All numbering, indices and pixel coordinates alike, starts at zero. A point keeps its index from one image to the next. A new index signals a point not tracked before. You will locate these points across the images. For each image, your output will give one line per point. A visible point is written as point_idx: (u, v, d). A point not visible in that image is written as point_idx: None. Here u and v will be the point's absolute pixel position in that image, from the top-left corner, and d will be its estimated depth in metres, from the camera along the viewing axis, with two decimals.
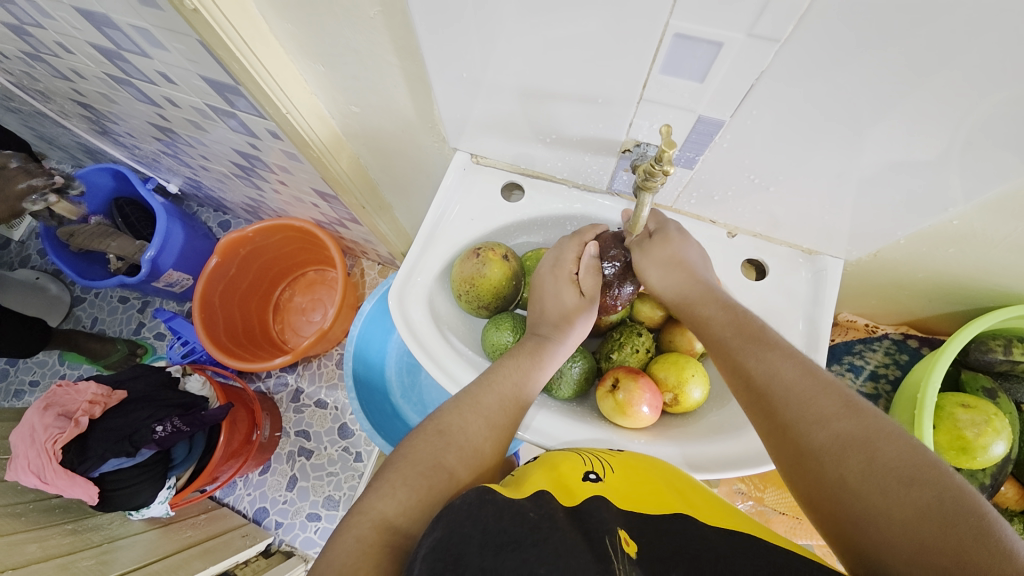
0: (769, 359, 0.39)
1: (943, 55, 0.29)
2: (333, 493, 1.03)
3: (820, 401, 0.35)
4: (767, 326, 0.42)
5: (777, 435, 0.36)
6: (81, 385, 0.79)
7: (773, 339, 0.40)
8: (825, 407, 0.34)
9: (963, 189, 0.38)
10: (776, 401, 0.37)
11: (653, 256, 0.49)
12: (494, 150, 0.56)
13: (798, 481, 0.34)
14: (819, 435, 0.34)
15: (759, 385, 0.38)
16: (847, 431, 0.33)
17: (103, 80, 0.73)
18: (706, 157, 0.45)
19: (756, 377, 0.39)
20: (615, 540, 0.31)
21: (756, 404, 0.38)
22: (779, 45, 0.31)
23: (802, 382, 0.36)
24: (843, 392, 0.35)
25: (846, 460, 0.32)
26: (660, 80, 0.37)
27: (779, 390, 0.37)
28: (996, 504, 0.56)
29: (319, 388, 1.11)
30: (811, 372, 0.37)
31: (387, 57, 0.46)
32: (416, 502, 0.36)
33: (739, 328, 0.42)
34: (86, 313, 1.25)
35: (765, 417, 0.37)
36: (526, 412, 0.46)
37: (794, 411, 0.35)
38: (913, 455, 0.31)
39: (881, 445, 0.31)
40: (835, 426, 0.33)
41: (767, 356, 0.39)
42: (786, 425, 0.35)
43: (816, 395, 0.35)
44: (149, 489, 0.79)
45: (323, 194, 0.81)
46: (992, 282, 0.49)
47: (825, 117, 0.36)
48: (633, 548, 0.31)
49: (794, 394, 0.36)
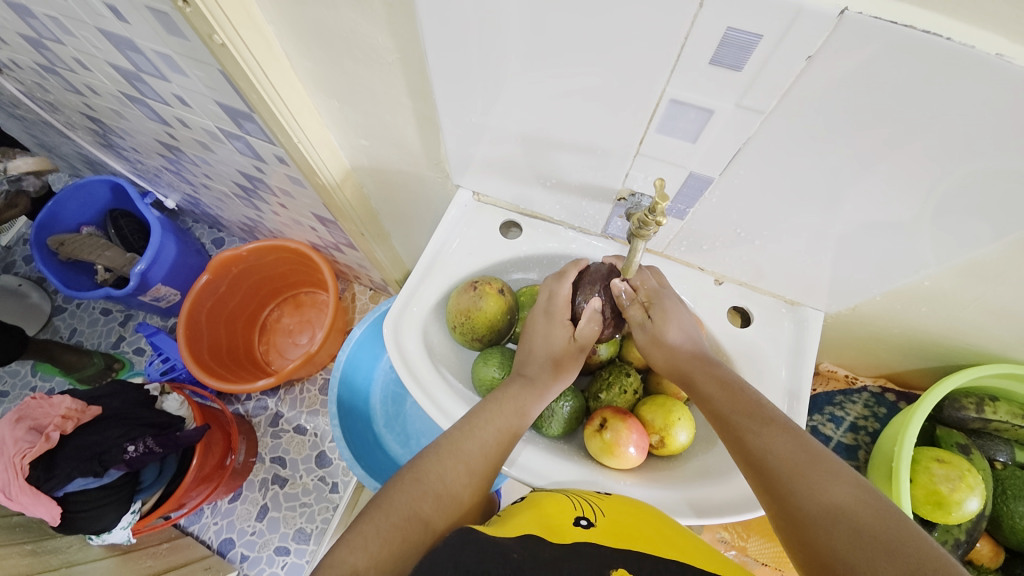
0: (758, 425, 0.39)
1: (910, 135, 0.33)
2: (305, 526, 0.99)
3: (810, 472, 0.35)
4: (761, 396, 0.42)
5: (772, 504, 0.36)
6: (56, 398, 0.77)
7: (762, 405, 0.41)
8: (815, 478, 0.35)
9: (934, 252, 0.41)
10: (768, 471, 0.37)
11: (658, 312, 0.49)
12: (495, 190, 0.58)
13: (798, 553, 0.34)
14: (812, 503, 0.34)
15: (754, 452, 0.38)
16: (839, 504, 0.33)
17: (117, 97, 0.75)
18: (696, 210, 0.47)
19: (747, 447, 0.39)
20: None
21: (750, 473, 0.38)
22: (764, 116, 0.34)
23: (791, 452, 0.37)
24: (832, 463, 0.36)
25: (840, 533, 0.32)
26: (655, 138, 0.40)
27: (771, 459, 0.37)
28: (971, 560, 0.56)
29: (300, 413, 1.09)
30: (804, 443, 0.37)
31: (402, 98, 0.49)
32: (386, 555, 0.35)
33: (731, 396, 0.42)
34: (65, 324, 1.22)
35: (760, 488, 0.37)
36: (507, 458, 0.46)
37: (786, 479, 0.36)
38: (900, 532, 0.31)
39: (871, 519, 0.32)
40: (827, 498, 0.34)
41: (758, 426, 0.39)
42: (779, 495, 0.36)
43: (806, 466, 0.36)
44: (114, 512, 0.75)
45: (323, 220, 0.83)
46: (966, 342, 0.52)
47: (806, 179, 0.39)
48: None
49: (783, 464, 0.36)
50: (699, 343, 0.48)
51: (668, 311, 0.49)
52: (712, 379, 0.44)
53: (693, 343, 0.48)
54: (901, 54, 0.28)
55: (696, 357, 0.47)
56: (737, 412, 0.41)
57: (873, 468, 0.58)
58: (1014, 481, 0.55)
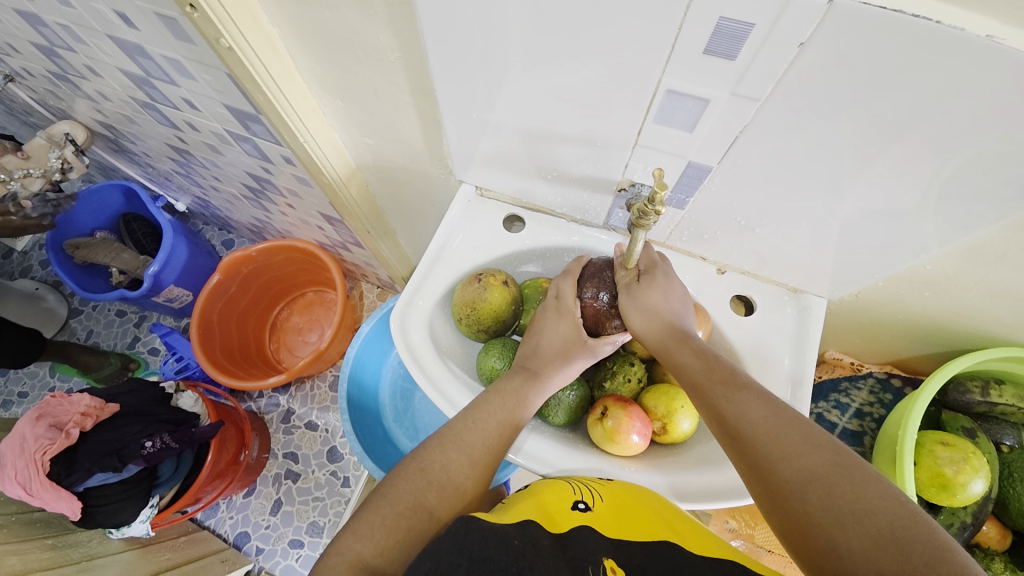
0: (734, 395, 0.40)
1: (906, 118, 0.33)
2: (318, 519, 1.01)
3: (784, 439, 0.36)
4: (735, 364, 0.43)
5: (750, 472, 0.37)
6: (75, 396, 0.79)
7: (737, 376, 0.42)
8: (788, 443, 0.36)
9: (933, 234, 0.41)
10: (744, 441, 0.38)
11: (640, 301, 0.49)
12: (497, 184, 0.59)
13: (776, 515, 0.35)
14: (786, 468, 0.35)
15: (730, 420, 0.39)
16: (810, 467, 0.34)
17: (128, 103, 0.77)
18: (696, 200, 0.48)
19: (725, 417, 0.40)
20: (598, 569, 0.32)
21: (728, 441, 0.39)
22: (760, 104, 0.35)
23: (766, 419, 0.38)
24: (805, 427, 0.37)
25: (813, 495, 0.33)
26: (653, 128, 0.40)
27: (746, 428, 0.38)
28: (979, 544, 0.57)
29: (311, 409, 1.11)
30: (776, 408, 0.38)
31: (404, 96, 0.50)
32: (392, 543, 0.37)
33: (707, 366, 0.43)
34: (81, 326, 1.26)
35: (737, 455, 0.39)
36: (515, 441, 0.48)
37: (760, 444, 0.37)
38: (871, 488, 0.32)
39: (842, 478, 0.33)
40: (799, 460, 0.35)
41: (733, 396, 0.40)
42: (756, 461, 0.37)
43: (781, 433, 0.37)
44: (132, 507, 0.77)
45: (329, 218, 0.84)
46: (971, 326, 0.52)
47: (803, 166, 0.39)
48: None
49: (759, 432, 0.37)
50: (683, 318, 0.48)
51: (659, 280, 0.49)
52: (687, 350, 0.45)
53: (675, 317, 0.48)
54: (895, 40, 0.28)
55: (676, 334, 0.46)
56: (713, 383, 0.42)
57: (879, 452, 0.58)
58: (1022, 464, 0.54)
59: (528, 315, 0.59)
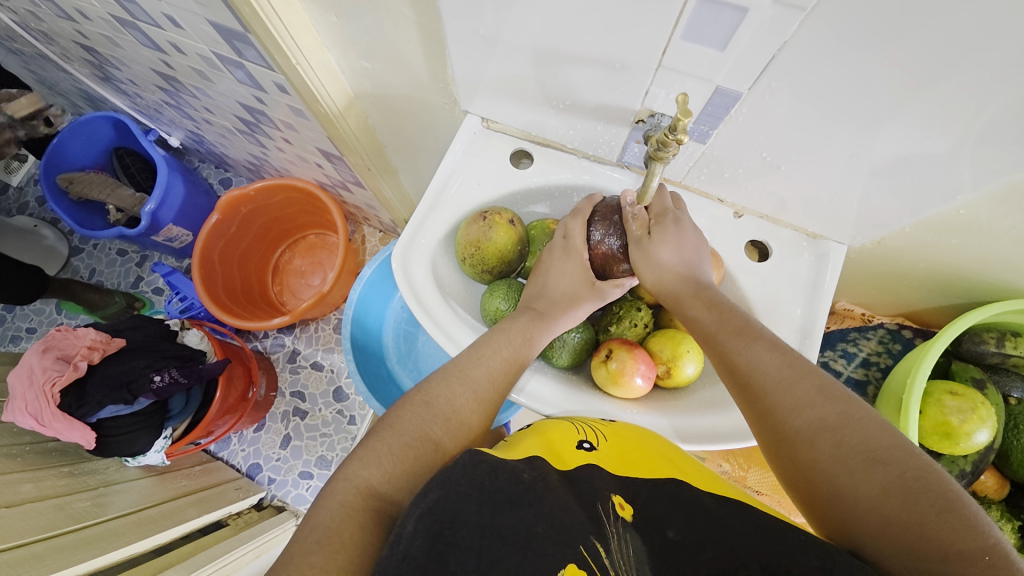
0: (747, 346, 0.39)
1: (973, 35, 0.29)
2: (326, 454, 1.05)
3: (796, 390, 0.36)
4: (749, 315, 0.42)
5: (759, 422, 0.37)
6: (80, 330, 0.80)
7: (751, 327, 0.41)
8: (800, 394, 0.35)
9: (972, 179, 0.38)
10: (755, 391, 0.38)
11: (653, 247, 0.48)
12: (505, 115, 0.55)
13: (782, 463, 0.36)
14: (795, 419, 0.35)
15: (741, 371, 0.39)
16: (822, 417, 0.34)
17: (107, 21, 0.71)
18: (720, 132, 0.44)
19: (736, 368, 0.39)
20: (608, 505, 0.32)
21: (738, 392, 0.39)
22: (804, 14, 0.31)
23: (779, 369, 0.37)
24: (819, 378, 0.36)
25: (822, 444, 0.33)
26: (680, 46, 0.36)
27: (758, 378, 0.38)
28: (974, 491, 0.58)
29: (316, 350, 1.12)
30: (789, 359, 0.37)
31: (403, 9, 0.45)
32: (400, 471, 0.38)
33: (721, 317, 0.42)
34: (84, 264, 1.25)
35: (746, 406, 0.38)
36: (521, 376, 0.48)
37: (769, 394, 0.37)
38: (884, 439, 0.32)
39: (855, 429, 0.33)
40: (810, 411, 0.34)
41: (746, 346, 0.40)
42: (764, 411, 0.37)
43: (793, 384, 0.36)
44: (146, 437, 0.80)
45: (328, 155, 0.80)
46: (993, 276, 0.50)
47: (840, 97, 0.36)
48: (626, 512, 0.32)
49: (770, 383, 0.37)
50: (694, 266, 0.47)
51: (670, 229, 0.47)
52: (699, 302, 0.45)
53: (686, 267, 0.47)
54: None
55: (688, 284, 0.46)
56: (726, 335, 0.41)
57: (883, 401, 0.58)
58: None
59: (533, 257, 0.58)
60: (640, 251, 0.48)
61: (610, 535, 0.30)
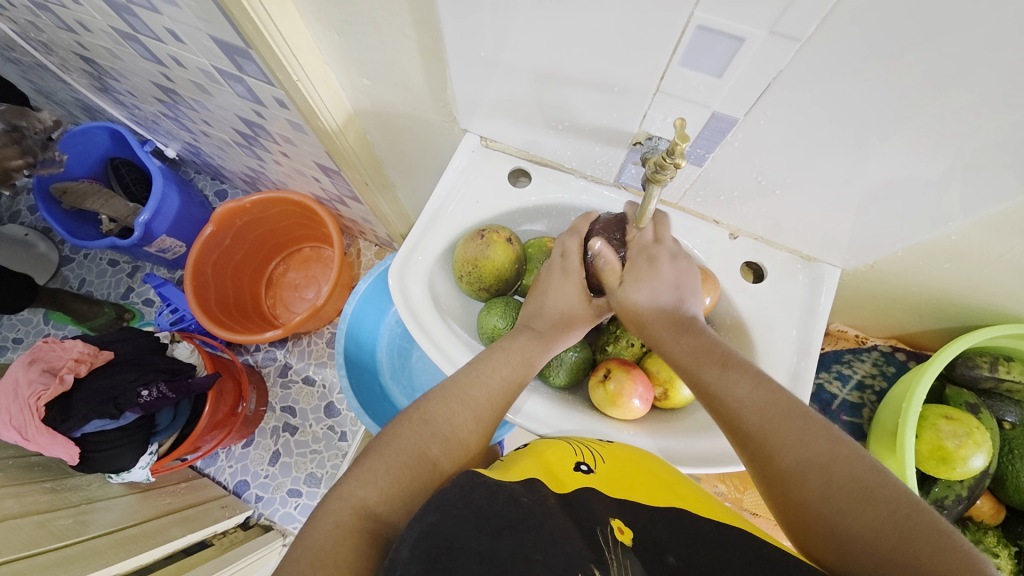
0: (731, 381, 0.39)
1: (958, 68, 0.30)
2: (316, 471, 1.03)
3: (785, 428, 0.35)
4: (729, 346, 0.42)
5: (745, 457, 0.37)
6: (68, 342, 0.78)
7: (733, 359, 0.40)
8: (789, 432, 0.35)
9: (962, 205, 0.39)
10: (738, 426, 0.37)
11: (631, 289, 0.47)
12: (504, 135, 0.55)
13: (773, 500, 0.35)
14: (781, 456, 0.35)
15: (724, 405, 0.38)
16: (812, 456, 0.33)
17: (109, 34, 0.71)
18: (716, 156, 0.45)
19: (719, 401, 0.39)
20: (606, 529, 0.32)
21: (723, 426, 0.39)
22: (800, 45, 0.32)
23: (766, 407, 0.37)
24: (803, 413, 0.36)
25: (812, 482, 0.33)
26: (678, 72, 0.37)
27: (745, 416, 0.37)
28: (971, 516, 0.58)
29: (308, 364, 1.11)
30: (772, 393, 0.37)
31: (406, 30, 0.45)
32: (396, 492, 0.37)
33: (701, 349, 0.42)
34: (74, 274, 1.23)
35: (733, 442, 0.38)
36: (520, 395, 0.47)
37: (754, 430, 0.36)
38: (875, 478, 0.32)
39: (843, 468, 0.32)
40: (797, 447, 0.34)
41: (731, 381, 0.39)
42: (752, 447, 0.36)
43: (782, 422, 0.35)
44: (131, 453, 0.78)
45: (326, 169, 0.80)
46: (985, 301, 0.50)
47: (835, 124, 0.37)
48: (625, 536, 0.32)
49: (758, 420, 0.36)
50: (683, 302, 0.46)
51: (645, 272, 0.47)
52: (677, 330, 0.44)
53: (676, 304, 0.46)
54: None
55: (671, 318, 0.45)
56: (708, 366, 0.40)
57: (878, 425, 0.58)
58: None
59: (531, 275, 0.58)
60: (620, 293, 0.48)
61: (610, 561, 0.29)
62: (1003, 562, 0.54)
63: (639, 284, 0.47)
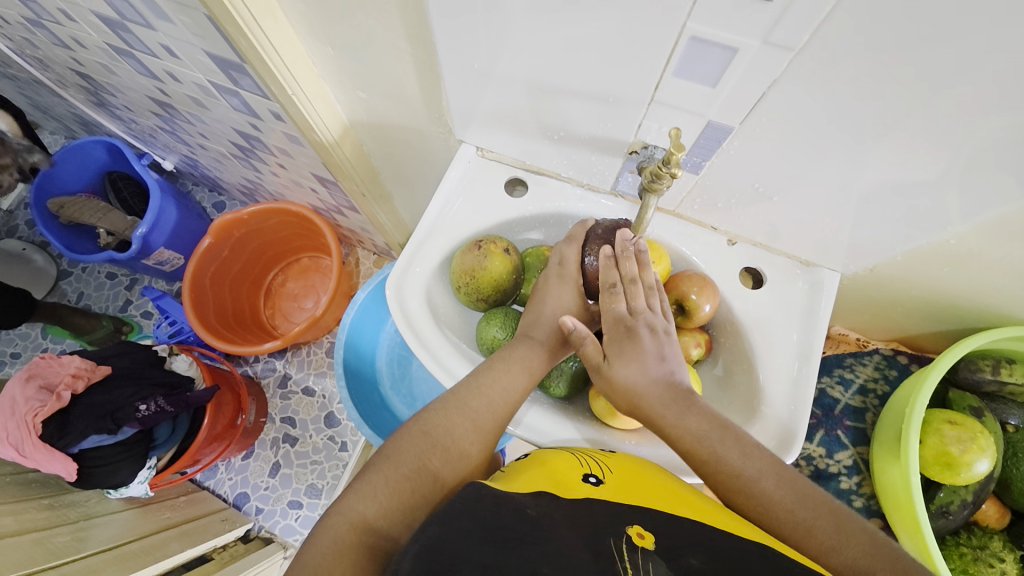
0: (748, 471, 0.38)
1: (952, 75, 0.30)
2: (316, 482, 1.02)
3: (818, 531, 0.35)
4: (737, 425, 0.41)
5: (773, 552, 0.37)
6: (65, 358, 0.78)
7: (748, 445, 0.39)
8: (815, 526, 0.35)
9: (960, 209, 0.39)
10: (762, 520, 0.37)
11: (621, 369, 0.44)
12: (500, 145, 0.55)
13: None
14: (812, 551, 0.35)
15: (745, 501, 0.38)
16: (850, 561, 0.33)
17: (104, 50, 0.72)
18: (712, 163, 0.45)
19: (739, 495, 0.38)
20: (624, 539, 0.31)
21: (745, 519, 0.38)
22: (793, 54, 0.32)
23: (787, 499, 0.37)
24: (823, 503, 0.36)
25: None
26: (672, 81, 0.37)
27: (766, 507, 0.37)
28: (977, 521, 0.58)
29: (308, 375, 1.10)
30: (792, 482, 0.38)
31: (399, 43, 0.45)
32: (397, 505, 0.37)
33: (711, 435, 0.40)
34: (72, 287, 1.23)
35: (758, 536, 0.38)
36: (520, 407, 0.47)
37: (777, 524, 0.36)
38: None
39: (875, 567, 0.33)
40: (825, 544, 0.34)
41: (749, 470, 0.38)
42: (778, 543, 0.36)
43: (800, 511, 0.36)
44: (129, 468, 0.77)
45: (323, 180, 0.80)
46: (985, 303, 0.50)
47: (829, 131, 0.37)
48: (646, 541, 0.31)
49: (788, 517, 0.36)
50: (674, 374, 0.44)
51: (627, 347, 0.45)
52: (678, 412, 0.42)
53: (667, 377, 0.43)
54: None
55: (671, 396, 0.42)
56: (730, 456, 0.39)
57: (881, 429, 0.58)
58: None
59: (529, 284, 0.57)
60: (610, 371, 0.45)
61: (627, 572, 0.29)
62: (1009, 567, 0.54)
63: (626, 364, 0.44)
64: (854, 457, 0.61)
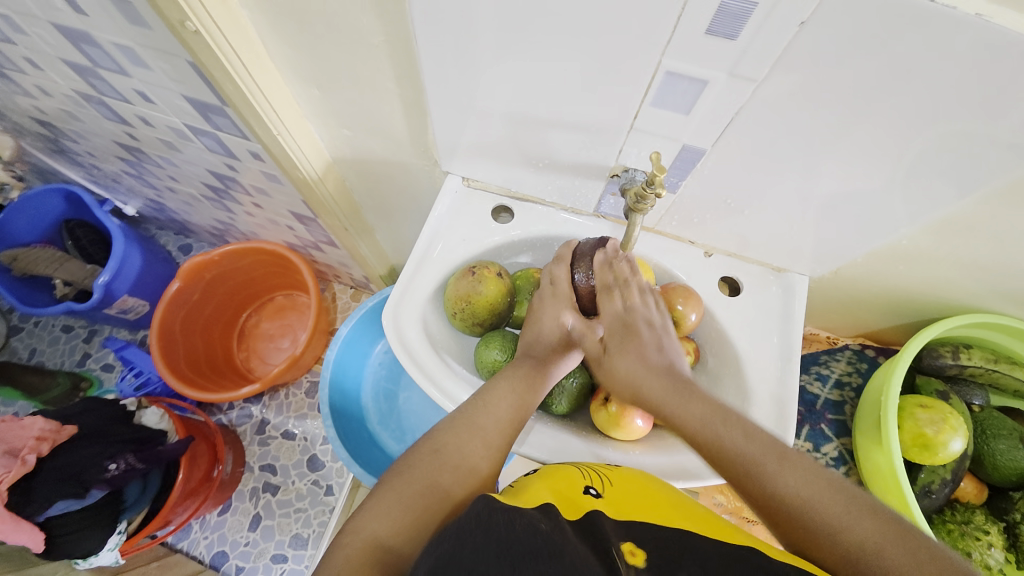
0: (691, 407, 0.42)
1: (892, 99, 0.34)
2: (302, 531, 0.97)
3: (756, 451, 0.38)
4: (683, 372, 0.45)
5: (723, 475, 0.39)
6: (27, 419, 0.71)
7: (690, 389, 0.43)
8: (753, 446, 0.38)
9: (908, 213, 0.43)
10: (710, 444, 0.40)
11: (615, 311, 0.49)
12: (485, 174, 0.58)
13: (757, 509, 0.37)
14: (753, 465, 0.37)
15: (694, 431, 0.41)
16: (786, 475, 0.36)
17: (71, 97, 0.70)
18: (689, 182, 0.48)
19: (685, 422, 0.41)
20: (619, 552, 0.32)
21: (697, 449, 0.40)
22: (755, 84, 0.36)
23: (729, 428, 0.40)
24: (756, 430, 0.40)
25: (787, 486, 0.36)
26: (650, 110, 0.40)
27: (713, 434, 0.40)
28: (957, 498, 0.62)
29: (288, 418, 1.06)
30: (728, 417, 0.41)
31: (387, 83, 0.48)
32: (410, 522, 0.36)
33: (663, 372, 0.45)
34: (23, 344, 1.15)
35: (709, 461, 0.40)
36: (525, 425, 0.47)
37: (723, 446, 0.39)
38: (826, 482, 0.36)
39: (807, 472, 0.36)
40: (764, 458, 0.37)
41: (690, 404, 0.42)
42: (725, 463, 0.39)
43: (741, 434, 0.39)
44: (95, 535, 0.71)
45: (302, 218, 0.80)
46: (938, 296, 0.55)
47: (790, 149, 0.41)
48: (637, 558, 0.32)
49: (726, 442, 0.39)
50: (674, 364, 0.46)
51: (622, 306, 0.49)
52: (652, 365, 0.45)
53: (668, 365, 0.45)
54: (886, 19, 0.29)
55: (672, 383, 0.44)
56: (722, 430, 0.40)
57: (861, 414, 0.62)
58: (993, 421, 0.60)
59: (521, 307, 0.59)
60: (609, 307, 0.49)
61: None
62: (994, 538, 0.57)
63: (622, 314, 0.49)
64: (840, 448, 0.64)
